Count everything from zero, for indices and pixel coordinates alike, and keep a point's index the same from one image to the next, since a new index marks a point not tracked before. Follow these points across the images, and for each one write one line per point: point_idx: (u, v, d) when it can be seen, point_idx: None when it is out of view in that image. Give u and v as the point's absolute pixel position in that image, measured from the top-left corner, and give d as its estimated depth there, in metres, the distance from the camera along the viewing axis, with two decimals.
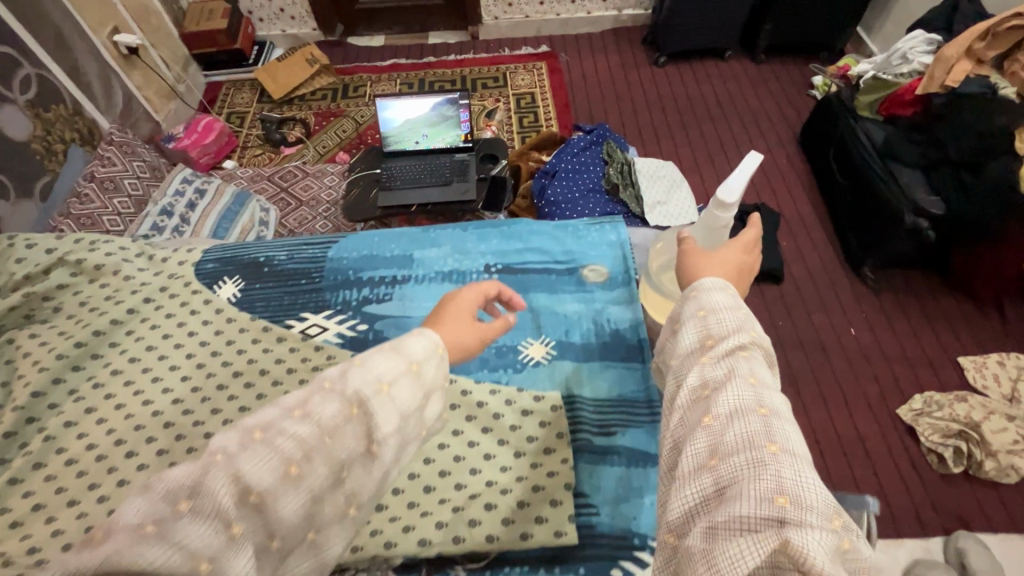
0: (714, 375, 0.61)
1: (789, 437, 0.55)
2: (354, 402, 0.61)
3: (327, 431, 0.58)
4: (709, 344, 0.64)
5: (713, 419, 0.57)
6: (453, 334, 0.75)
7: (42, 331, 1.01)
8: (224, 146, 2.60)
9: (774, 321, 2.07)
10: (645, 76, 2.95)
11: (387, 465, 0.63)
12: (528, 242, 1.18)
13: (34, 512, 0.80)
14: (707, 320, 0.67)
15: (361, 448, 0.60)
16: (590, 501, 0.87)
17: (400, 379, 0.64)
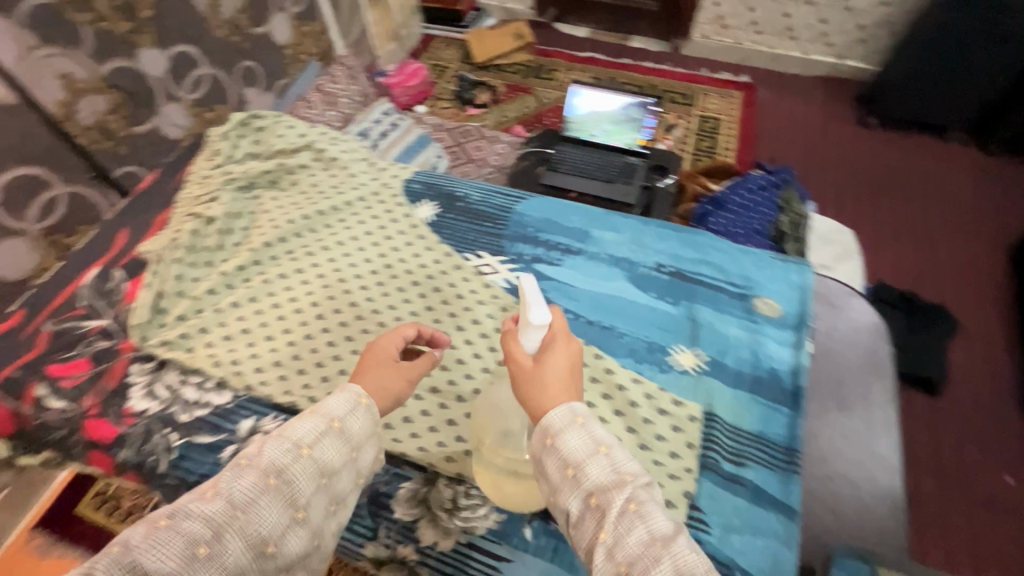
0: (581, 472, 0.68)
1: (654, 513, 0.64)
2: (271, 474, 0.73)
3: (238, 504, 0.70)
4: (573, 476, 0.68)
5: (607, 535, 0.64)
6: (383, 384, 0.83)
7: (281, 198, 1.07)
8: (422, 92, 2.82)
9: (914, 434, 1.84)
10: (846, 133, 2.70)
11: (311, 527, 0.75)
12: (706, 254, 0.97)
13: (244, 335, 0.91)
14: (562, 451, 0.69)
15: (286, 517, 0.72)
16: (702, 517, 0.73)
17: (321, 440, 0.76)
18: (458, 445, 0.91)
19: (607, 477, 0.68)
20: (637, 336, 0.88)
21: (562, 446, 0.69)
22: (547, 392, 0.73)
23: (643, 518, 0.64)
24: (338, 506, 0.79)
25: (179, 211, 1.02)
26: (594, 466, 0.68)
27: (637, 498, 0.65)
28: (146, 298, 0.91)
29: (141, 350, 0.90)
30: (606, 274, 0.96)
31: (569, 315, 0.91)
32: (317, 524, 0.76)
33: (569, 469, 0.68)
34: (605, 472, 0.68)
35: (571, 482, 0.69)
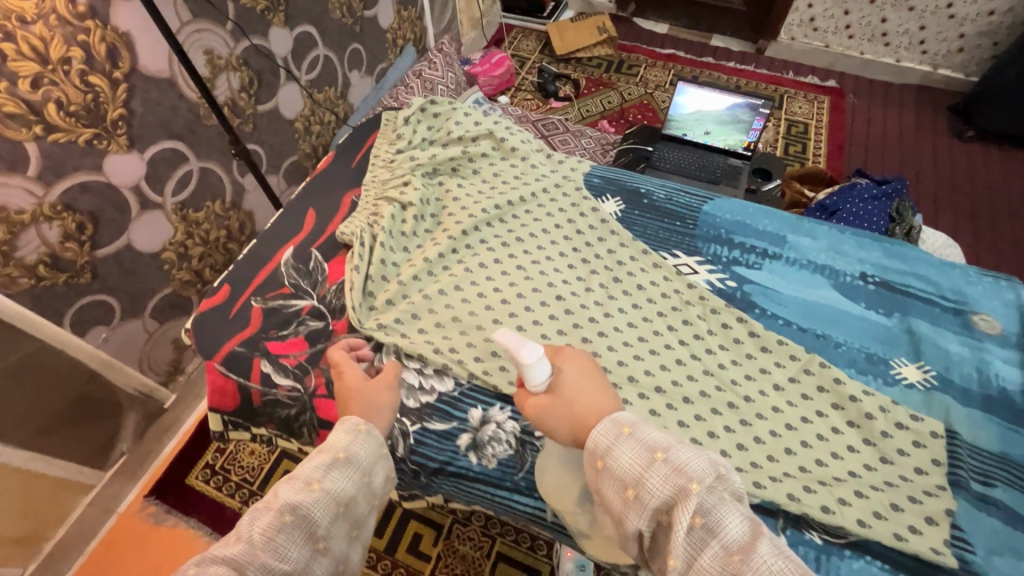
0: (643, 490, 0.59)
1: (726, 516, 0.57)
2: (286, 510, 0.65)
3: (258, 544, 0.62)
4: (635, 497, 0.60)
5: (678, 560, 0.56)
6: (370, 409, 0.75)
7: (466, 186, 1.03)
8: (505, 82, 2.80)
9: None
10: (941, 145, 2.63)
11: (334, 556, 0.67)
12: (914, 265, 0.94)
13: (455, 322, 0.87)
14: (617, 472, 0.62)
15: (306, 551, 0.65)
16: (965, 536, 0.70)
17: (331, 470, 0.69)
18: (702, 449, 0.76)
19: (673, 484, 0.59)
20: (856, 347, 0.85)
21: (614, 464, 0.63)
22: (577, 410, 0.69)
23: (716, 532, 0.56)
24: (355, 531, 0.72)
25: (370, 195, 1.00)
26: (653, 475, 0.60)
27: (704, 506, 0.57)
28: (358, 281, 0.88)
29: (357, 331, 0.85)
30: (811, 283, 0.93)
31: (783, 324, 0.88)
32: (339, 552, 0.68)
33: (628, 490, 0.60)
34: (668, 477, 0.59)
35: (635, 503, 0.60)
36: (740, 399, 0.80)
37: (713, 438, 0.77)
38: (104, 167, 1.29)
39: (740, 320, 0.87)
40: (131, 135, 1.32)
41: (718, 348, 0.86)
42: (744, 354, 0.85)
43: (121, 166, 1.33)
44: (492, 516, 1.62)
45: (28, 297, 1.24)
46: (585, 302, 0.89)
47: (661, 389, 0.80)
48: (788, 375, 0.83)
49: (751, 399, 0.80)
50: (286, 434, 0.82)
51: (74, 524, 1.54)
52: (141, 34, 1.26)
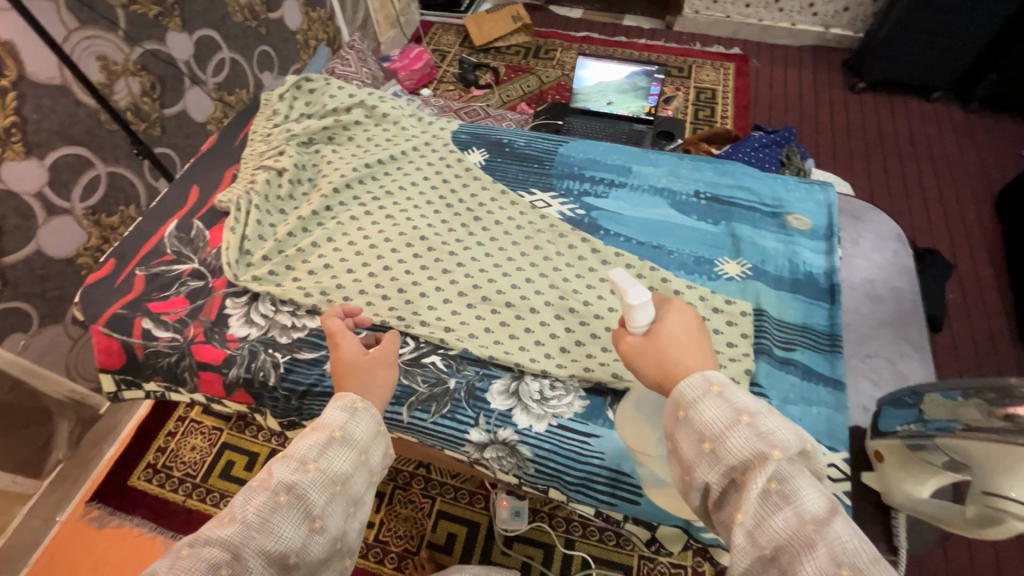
0: (723, 446, 0.56)
1: (804, 485, 0.53)
2: (280, 490, 0.61)
3: (253, 526, 0.59)
4: (712, 450, 0.56)
5: (746, 515, 0.53)
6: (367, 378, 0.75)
7: (341, 151, 1.11)
8: (426, 76, 2.88)
9: None
10: (837, 99, 2.80)
11: (332, 534, 0.63)
12: (739, 180, 1.05)
13: (327, 269, 0.94)
14: (697, 423, 0.58)
15: (303, 529, 0.61)
16: (763, 390, 0.79)
17: (328, 450, 0.65)
18: (539, 348, 0.83)
19: (753, 447, 0.55)
20: (685, 252, 0.95)
21: (696, 416, 0.58)
22: (667, 360, 0.64)
23: (791, 498, 0.53)
24: (355, 508, 0.67)
25: (248, 166, 1.07)
26: (734, 437, 0.56)
27: (782, 472, 0.54)
28: (233, 241, 0.95)
29: (232, 284, 0.92)
30: (650, 204, 1.03)
31: (622, 239, 0.98)
32: (340, 529, 0.64)
33: (705, 443, 0.57)
34: (751, 441, 0.55)
35: (708, 455, 0.56)
36: (580, 303, 0.88)
37: (553, 338, 0.84)
38: (1, 174, 1.32)
39: (584, 240, 0.97)
40: (27, 142, 1.36)
41: (564, 266, 0.94)
42: (587, 267, 0.94)
43: (21, 171, 1.36)
44: (430, 478, 1.68)
45: None
46: (447, 239, 0.98)
47: (510, 303, 0.89)
48: (625, 280, 0.91)
49: (590, 302, 0.88)
50: (173, 385, 0.88)
51: (16, 533, 1.56)
52: (29, 42, 1.31)
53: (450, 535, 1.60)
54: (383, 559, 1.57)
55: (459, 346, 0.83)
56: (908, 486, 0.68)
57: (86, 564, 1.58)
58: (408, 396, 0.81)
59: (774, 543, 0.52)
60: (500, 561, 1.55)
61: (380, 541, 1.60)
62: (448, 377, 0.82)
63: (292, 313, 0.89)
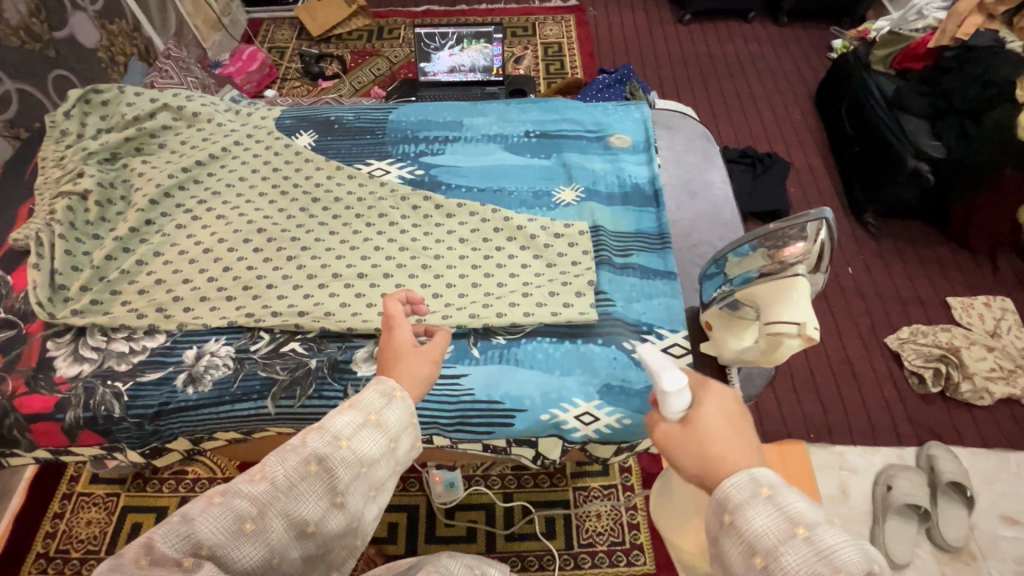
0: (777, 564, 0.49)
1: None
2: (312, 459, 0.58)
3: (280, 486, 0.56)
4: (764, 567, 0.50)
5: None
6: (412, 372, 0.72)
7: (153, 161, 1.02)
8: (266, 76, 2.71)
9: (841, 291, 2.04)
10: (670, 33, 3.00)
11: (353, 511, 0.60)
12: (563, 113, 1.10)
13: (160, 285, 0.88)
14: (746, 533, 0.51)
15: (324, 504, 0.58)
16: (607, 295, 0.86)
17: (360, 431, 0.61)
18: None
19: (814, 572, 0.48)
20: (524, 189, 1.00)
21: (745, 526, 0.51)
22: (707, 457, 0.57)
23: None
24: (379, 494, 0.63)
25: (44, 196, 0.96)
26: (789, 550, 0.49)
27: None
28: (40, 278, 0.85)
29: (50, 324, 0.83)
30: (486, 151, 1.06)
31: (463, 190, 1.00)
32: (360, 508, 0.61)
33: (756, 558, 0.50)
34: (809, 561, 0.48)
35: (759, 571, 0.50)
36: (431, 259, 0.90)
37: (410, 296, 0.85)
38: None
39: (426, 199, 0.97)
40: None
41: (411, 227, 0.95)
42: (433, 224, 0.95)
43: None
44: None
45: None
46: (287, 227, 0.94)
47: (362, 274, 0.88)
48: (470, 227, 0.94)
49: (440, 256, 0.90)
50: (6, 449, 0.79)
51: None
52: None
53: (393, 525, 1.59)
54: None
55: (315, 326, 0.82)
56: (731, 342, 0.77)
57: None
58: (270, 388, 0.78)
59: None
60: (446, 534, 1.58)
61: None
62: (310, 358, 0.81)
63: (129, 337, 0.83)
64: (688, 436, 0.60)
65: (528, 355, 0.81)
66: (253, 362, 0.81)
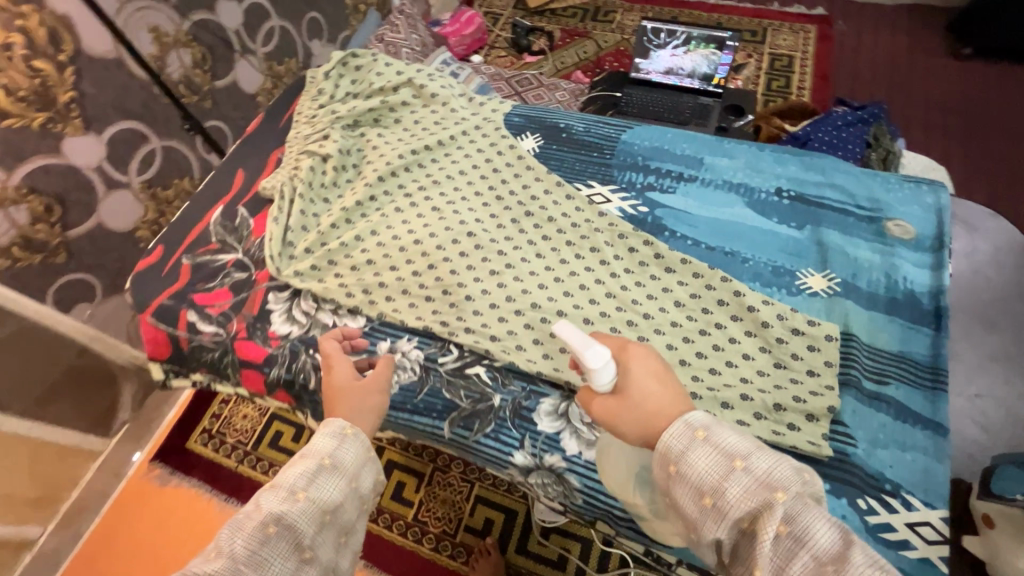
0: (723, 499, 0.53)
1: (815, 523, 0.51)
2: (269, 521, 0.60)
3: (241, 558, 0.58)
4: (713, 505, 0.53)
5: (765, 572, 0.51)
6: (364, 404, 0.72)
7: (387, 136, 1.05)
8: (477, 41, 2.75)
9: None
10: (937, 66, 2.47)
11: (323, 563, 0.63)
12: (830, 177, 0.91)
13: (370, 265, 0.90)
14: (691, 478, 0.55)
15: (292, 562, 0.60)
16: (848, 430, 0.69)
17: (318, 477, 0.64)
18: None
19: (756, 495, 0.52)
20: (763, 261, 0.85)
21: (689, 470, 0.55)
22: (645, 413, 0.60)
23: (804, 540, 0.51)
24: (345, 537, 0.66)
25: (292, 151, 1.03)
26: (730, 485, 0.53)
27: (791, 514, 0.51)
28: (276, 232, 0.92)
29: (275, 278, 0.90)
30: (724, 202, 0.92)
31: (689, 243, 0.88)
32: (329, 560, 0.64)
33: (706, 498, 0.54)
34: (750, 487, 0.52)
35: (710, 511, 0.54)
36: (639, 317, 0.80)
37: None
38: (63, 150, 1.31)
39: (646, 242, 0.87)
40: (86, 116, 1.34)
41: (623, 272, 0.86)
42: (648, 275, 0.85)
43: (81, 147, 1.34)
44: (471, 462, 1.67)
45: (6, 278, 1.28)
46: (496, 237, 0.91)
47: (561, 312, 0.82)
48: (690, 290, 0.82)
49: (650, 316, 0.80)
50: (217, 379, 0.88)
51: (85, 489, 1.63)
52: (80, 15, 1.29)
53: (488, 520, 1.59)
54: (421, 539, 1.58)
55: (508, 359, 0.78)
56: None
57: (149, 523, 1.62)
58: (451, 411, 0.77)
59: None
60: (538, 552, 1.54)
61: (420, 521, 1.60)
62: (493, 393, 0.77)
63: (336, 311, 0.87)
64: (616, 400, 0.62)
65: None
66: (439, 377, 0.80)
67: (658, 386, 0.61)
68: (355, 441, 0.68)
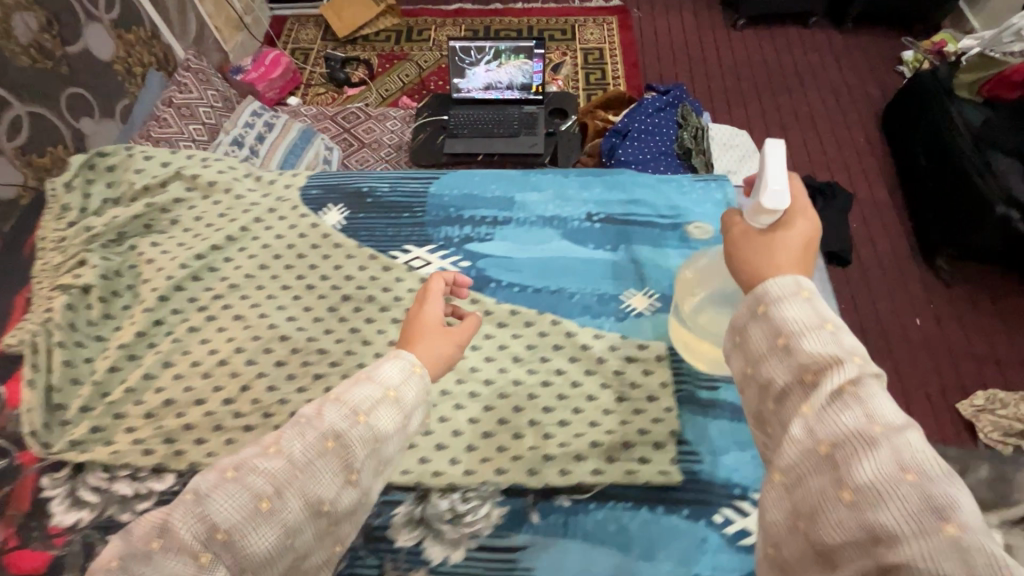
0: (797, 343, 0.54)
1: (879, 397, 0.50)
2: (329, 436, 0.60)
3: (298, 465, 0.59)
4: (784, 344, 0.55)
5: (810, 411, 0.52)
6: (429, 352, 0.69)
7: (164, 242, 0.90)
8: (290, 82, 2.56)
9: (910, 345, 1.86)
10: (721, 39, 2.76)
11: (365, 489, 0.63)
12: (630, 193, 0.95)
13: (169, 406, 0.76)
14: (775, 319, 0.57)
15: (340, 480, 0.61)
16: (693, 447, 0.71)
17: (379, 405, 0.63)
18: (443, 455, 0.72)
19: (829, 352, 0.53)
20: (588, 292, 0.85)
21: (777, 315, 0.57)
22: (765, 265, 0.62)
23: (859, 402, 0.50)
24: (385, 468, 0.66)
25: (42, 288, 0.85)
26: (811, 338, 0.54)
27: (857, 380, 0.51)
28: (35, 399, 0.75)
29: (45, 457, 0.73)
30: (541, 237, 0.91)
31: (516, 290, 0.86)
32: (370, 485, 0.64)
33: (779, 338, 0.55)
34: (827, 344, 0.54)
35: (781, 352, 0.56)
36: (481, 386, 0.77)
37: (456, 437, 0.74)
38: None
39: (472, 302, 0.84)
40: None
41: None
42: (483, 336, 0.82)
43: None
44: None
45: None
46: (314, 334, 0.82)
47: None
48: (525, 341, 0.81)
49: (491, 381, 0.78)
50: None
51: None
52: None
53: None
54: None
55: None
56: None
57: None
58: None
59: (833, 439, 0.50)
60: None
61: None
62: None
63: (133, 476, 0.72)
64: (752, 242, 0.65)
65: (599, 528, 0.67)
66: None
67: (799, 252, 0.63)
68: (415, 380, 0.67)
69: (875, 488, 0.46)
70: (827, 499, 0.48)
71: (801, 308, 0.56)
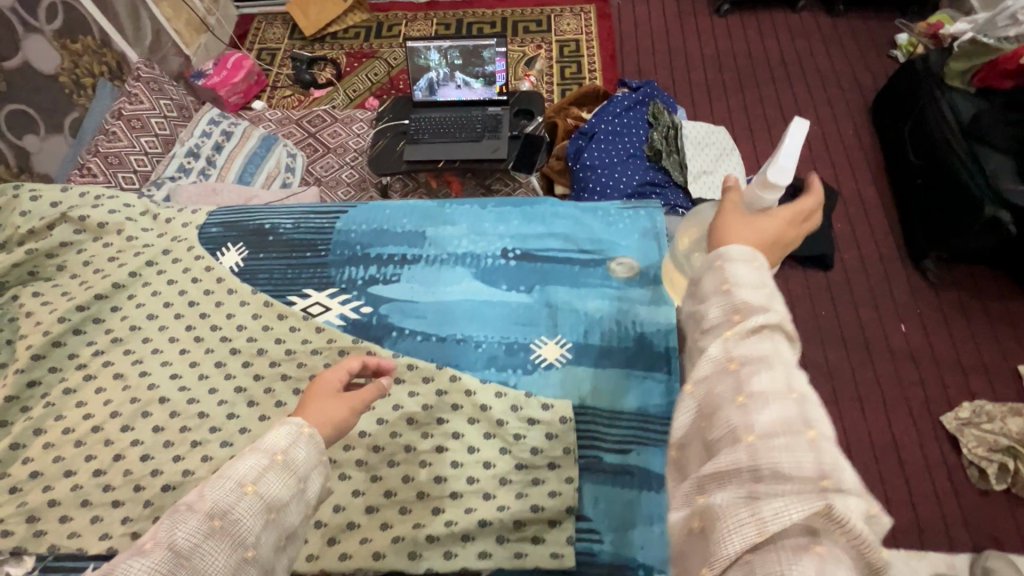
0: (736, 293, 0.53)
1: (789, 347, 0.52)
2: (214, 513, 0.54)
3: (184, 552, 0.52)
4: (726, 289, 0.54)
5: (728, 345, 0.52)
6: (320, 413, 0.65)
7: (45, 292, 0.98)
8: (253, 85, 2.48)
9: (894, 356, 1.75)
10: (704, 27, 2.62)
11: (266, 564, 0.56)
12: (550, 227, 1.01)
13: (66, 478, 0.80)
14: (726, 272, 0.55)
15: (235, 559, 0.54)
16: (592, 527, 0.75)
17: (266, 472, 0.58)
18: (352, 537, 0.76)
19: (759, 306, 0.52)
20: (494, 341, 0.89)
21: (727, 269, 0.55)
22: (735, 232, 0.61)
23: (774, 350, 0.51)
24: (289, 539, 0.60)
25: None
26: (750, 293, 0.53)
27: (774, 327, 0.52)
28: None
29: None
30: (453, 277, 0.96)
31: (421, 341, 0.90)
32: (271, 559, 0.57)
33: (723, 283, 0.54)
34: (759, 301, 0.53)
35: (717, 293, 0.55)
36: (370, 454, 0.81)
37: (337, 513, 0.78)
38: None
39: None
40: None
41: None
42: (391, 404, 0.84)
43: None
44: None
45: None
46: (200, 395, 0.85)
47: None
48: (422, 401, 0.84)
49: (381, 448, 0.81)
50: None
51: None
52: None
53: None
54: None
55: None
56: None
57: None
58: None
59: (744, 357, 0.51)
60: None
61: None
62: None
63: (34, 556, 0.75)
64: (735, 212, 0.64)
65: None
66: None
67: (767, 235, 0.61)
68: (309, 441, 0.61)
69: (767, 397, 0.48)
70: (723, 403, 0.50)
71: (752, 271, 0.55)
